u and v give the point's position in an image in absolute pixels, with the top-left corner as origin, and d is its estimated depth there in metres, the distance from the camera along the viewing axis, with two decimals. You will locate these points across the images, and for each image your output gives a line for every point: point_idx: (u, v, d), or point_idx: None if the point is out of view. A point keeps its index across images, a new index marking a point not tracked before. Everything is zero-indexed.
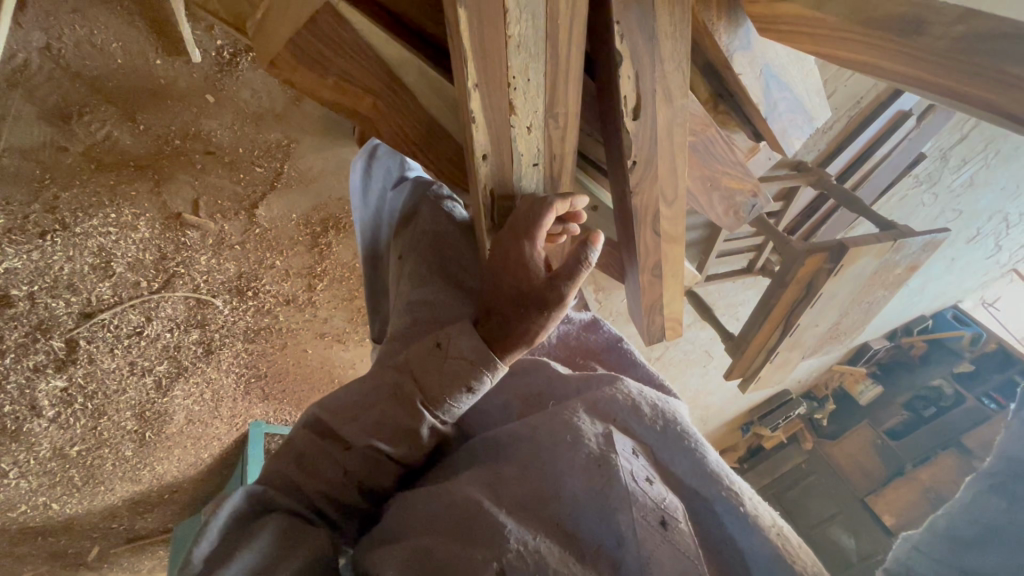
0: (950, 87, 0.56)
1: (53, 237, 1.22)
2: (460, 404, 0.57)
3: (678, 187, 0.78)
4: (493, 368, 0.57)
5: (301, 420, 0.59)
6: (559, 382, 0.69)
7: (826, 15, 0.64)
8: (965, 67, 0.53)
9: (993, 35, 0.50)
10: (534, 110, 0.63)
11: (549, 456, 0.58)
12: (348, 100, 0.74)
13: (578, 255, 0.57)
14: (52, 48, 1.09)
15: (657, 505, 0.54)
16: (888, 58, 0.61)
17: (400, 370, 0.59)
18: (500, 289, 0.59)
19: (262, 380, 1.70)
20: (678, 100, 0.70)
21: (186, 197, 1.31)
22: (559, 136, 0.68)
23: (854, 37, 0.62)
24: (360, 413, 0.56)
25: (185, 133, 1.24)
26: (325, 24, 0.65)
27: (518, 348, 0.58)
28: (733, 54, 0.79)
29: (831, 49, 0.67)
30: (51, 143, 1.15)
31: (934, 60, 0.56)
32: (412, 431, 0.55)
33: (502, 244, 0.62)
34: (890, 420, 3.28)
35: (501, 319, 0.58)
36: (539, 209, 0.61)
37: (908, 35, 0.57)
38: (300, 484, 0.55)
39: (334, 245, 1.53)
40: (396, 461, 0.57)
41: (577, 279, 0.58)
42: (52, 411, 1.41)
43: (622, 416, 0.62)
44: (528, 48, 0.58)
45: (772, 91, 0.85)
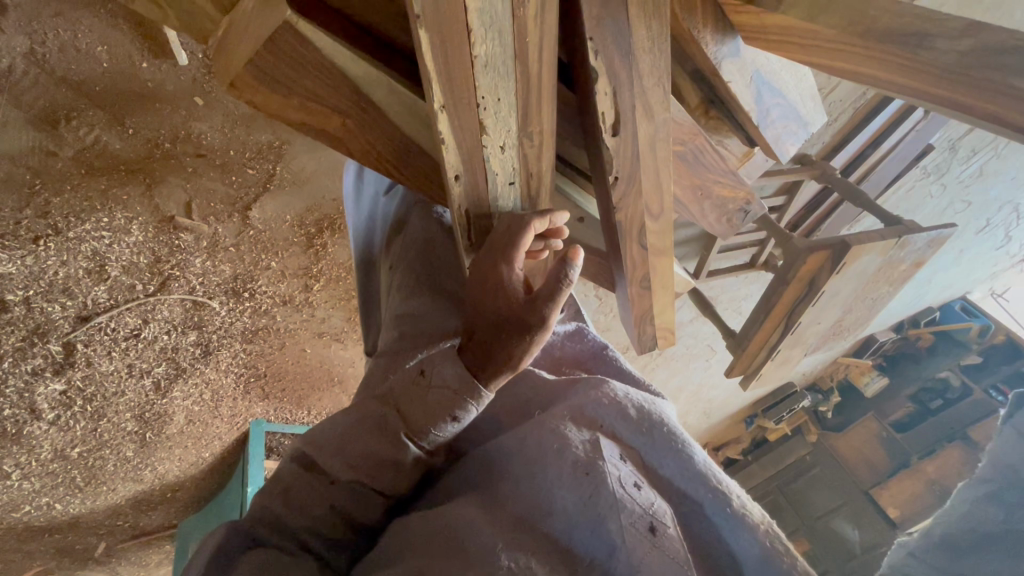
0: (957, 102, 0.53)
1: (47, 242, 1.22)
2: (444, 432, 0.54)
3: (664, 201, 0.76)
4: (478, 396, 0.54)
5: (285, 456, 0.57)
6: (543, 387, 0.67)
7: (821, 27, 0.61)
8: (974, 82, 0.50)
9: (1003, 48, 0.48)
10: (506, 129, 0.62)
11: (538, 467, 0.56)
12: (317, 123, 0.69)
13: (557, 274, 0.53)
14: (36, 53, 1.08)
15: (646, 511, 0.53)
16: (887, 71, 0.58)
17: (383, 399, 0.55)
18: (481, 307, 0.56)
19: (262, 379, 1.70)
20: (660, 114, 0.68)
21: (178, 201, 1.31)
22: (535, 153, 0.66)
23: (850, 49, 0.59)
24: (343, 447, 0.53)
25: (175, 135, 1.23)
26: (286, 43, 0.60)
27: (502, 374, 0.54)
28: (721, 62, 0.76)
29: (826, 60, 0.64)
30: (41, 148, 1.14)
31: (939, 77, 0.53)
32: (385, 463, 0.53)
33: (480, 262, 0.59)
34: (895, 412, 3.28)
35: (481, 342, 0.55)
36: (518, 227, 0.60)
37: (911, 48, 0.54)
38: (277, 518, 0.53)
39: (330, 246, 1.53)
40: (383, 494, 0.55)
41: (560, 298, 0.54)
42: (52, 414, 1.41)
43: (608, 422, 0.60)
44: (495, 68, 0.57)
45: (764, 97, 0.82)
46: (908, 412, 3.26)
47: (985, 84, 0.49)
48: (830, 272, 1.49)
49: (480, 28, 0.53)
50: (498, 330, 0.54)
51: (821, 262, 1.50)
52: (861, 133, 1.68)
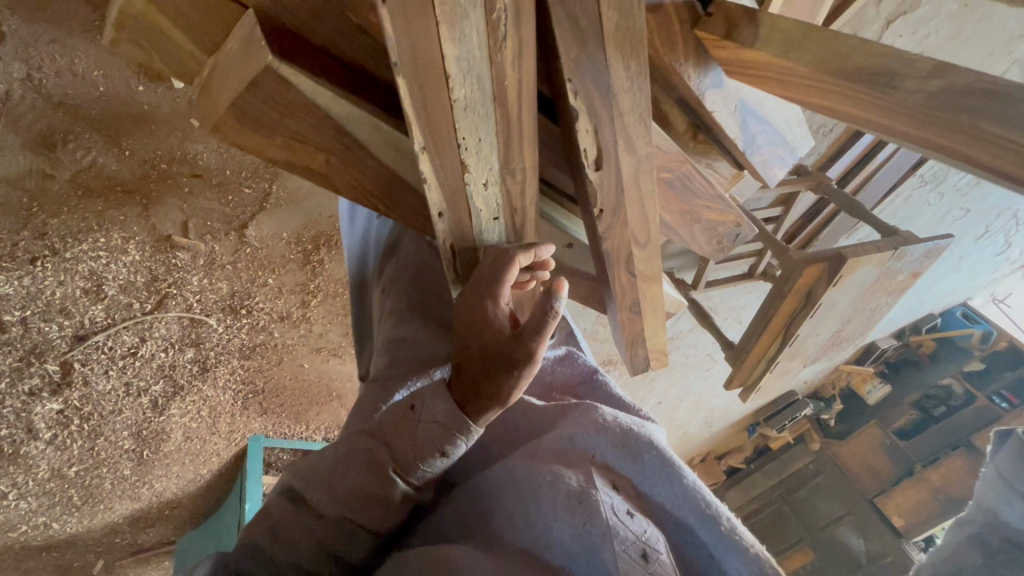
0: (928, 142, 0.52)
1: (44, 263, 1.22)
2: (433, 468, 0.54)
3: (651, 229, 0.76)
4: (467, 432, 0.53)
5: (275, 488, 0.57)
6: (533, 414, 0.66)
7: (794, 63, 0.62)
8: (952, 118, 0.48)
9: (971, 89, 0.47)
10: (488, 167, 0.64)
11: (532, 496, 0.55)
12: (301, 161, 0.71)
13: (542, 307, 0.53)
14: (32, 79, 1.08)
15: (638, 537, 0.53)
16: (860, 108, 0.57)
17: (372, 435, 0.55)
18: (469, 342, 0.56)
19: (260, 395, 1.70)
20: (642, 148, 0.68)
21: (175, 220, 1.32)
22: (519, 189, 0.68)
23: (821, 85, 0.60)
24: (332, 483, 0.53)
25: (172, 156, 1.24)
26: (269, 86, 0.62)
27: (492, 409, 0.53)
28: (704, 92, 0.77)
29: (800, 94, 0.64)
30: (37, 171, 1.15)
31: (911, 115, 0.51)
32: (372, 499, 0.52)
33: (467, 297, 0.59)
34: (898, 420, 3.26)
35: (470, 377, 0.54)
36: (504, 262, 0.60)
37: (881, 88, 0.53)
38: (265, 553, 0.52)
39: (327, 262, 1.55)
40: (370, 531, 0.54)
41: (547, 330, 0.53)
42: (49, 434, 1.41)
43: (600, 450, 0.59)
44: (475, 110, 0.59)
45: (750, 125, 0.82)
46: (911, 420, 3.25)
47: (961, 124, 0.48)
48: (827, 284, 1.49)
49: (458, 73, 0.56)
50: (486, 365, 0.53)
51: (818, 274, 1.50)
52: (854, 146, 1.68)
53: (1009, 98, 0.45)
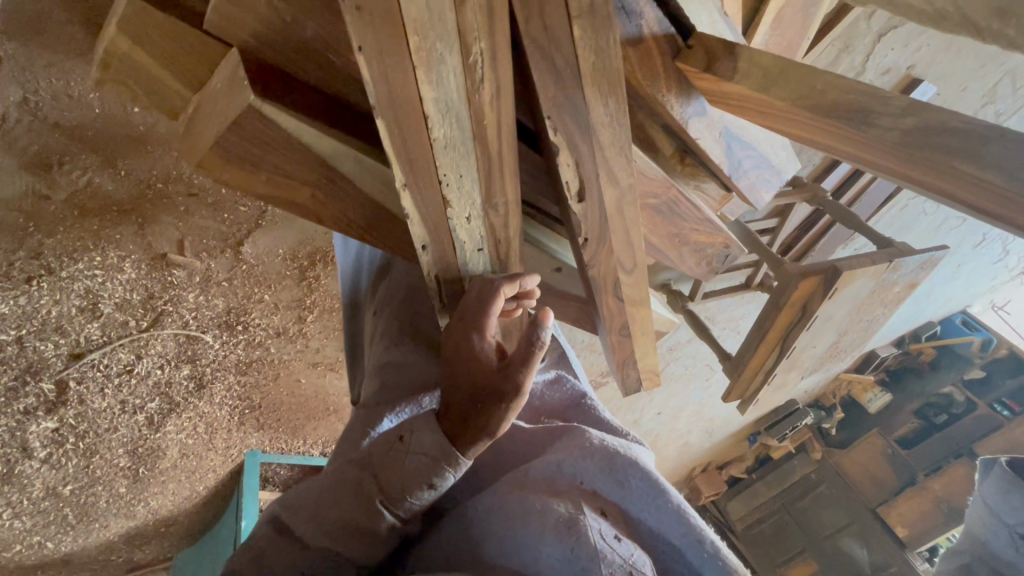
0: (907, 175, 0.52)
1: (40, 282, 1.23)
2: (420, 500, 0.53)
3: (637, 256, 0.77)
4: (456, 463, 0.53)
5: (260, 518, 0.56)
6: (521, 439, 0.66)
7: (773, 98, 0.62)
8: (926, 157, 0.48)
9: (944, 128, 0.47)
10: (470, 203, 0.65)
11: (519, 524, 0.54)
12: (287, 196, 0.72)
13: (529, 338, 0.53)
14: (29, 101, 1.09)
15: (626, 561, 0.52)
16: (838, 141, 0.57)
17: (361, 465, 0.55)
18: (456, 374, 0.56)
19: (256, 411, 1.70)
20: (624, 180, 0.70)
21: (171, 237, 1.32)
22: (502, 222, 0.69)
23: (800, 118, 0.60)
24: (318, 514, 0.53)
25: (167, 176, 1.25)
26: (251, 125, 0.64)
27: (481, 441, 0.53)
28: (688, 121, 0.78)
29: (782, 125, 0.64)
30: (33, 192, 1.16)
31: (888, 152, 0.52)
32: (358, 530, 0.52)
33: (453, 329, 0.59)
34: (901, 429, 3.24)
35: (459, 409, 0.54)
36: (490, 292, 0.60)
37: (855, 125, 0.53)
38: None
39: (323, 277, 1.56)
40: (355, 564, 0.53)
41: (534, 362, 0.53)
42: (44, 452, 1.40)
43: (588, 477, 0.59)
44: (455, 147, 0.61)
45: (736, 151, 0.83)
46: (913, 428, 3.20)
47: (935, 162, 0.48)
48: (823, 297, 1.48)
49: (436, 113, 0.58)
50: (474, 398, 0.54)
51: (814, 287, 1.49)
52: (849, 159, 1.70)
53: (981, 138, 0.45)
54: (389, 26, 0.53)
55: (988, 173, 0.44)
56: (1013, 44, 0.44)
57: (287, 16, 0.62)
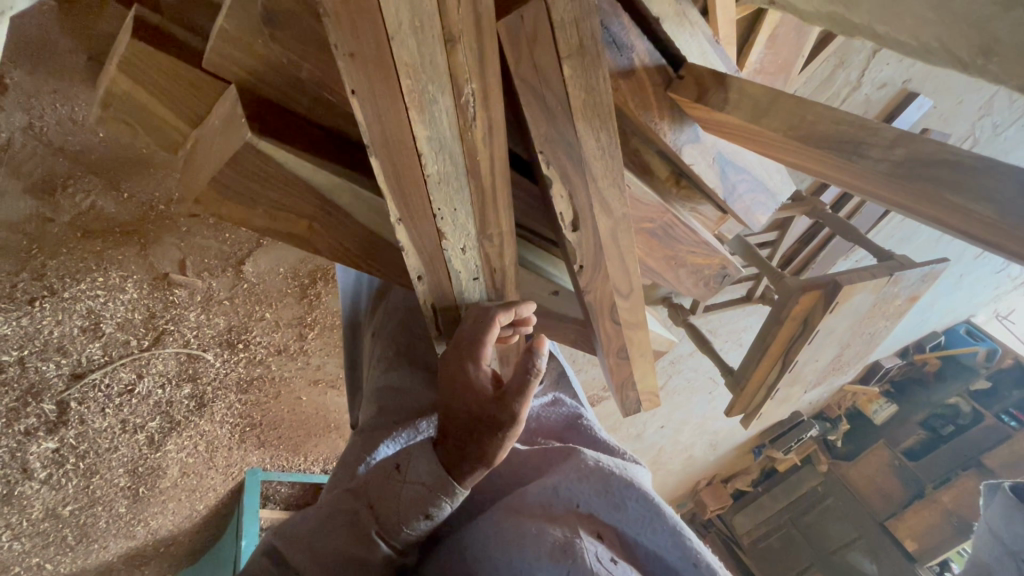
0: (900, 203, 0.52)
1: (42, 304, 1.23)
2: (416, 530, 0.53)
3: (634, 281, 0.77)
4: (451, 493, 0.52)
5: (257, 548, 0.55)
6: (516, 462, 0.65)
7: (765, 128, 0.63)
8: (917, 187, 0.48)
9: (933, 159, 0.47)
10: (465, 234, 0.66)
11: (515, 549, 0.54)
12: (285, 228, 0.72)
13: (524, 365, 0.52)
14: (33, 127, 1.11)
15: None
16: (832, 170, 0.57)
17: (358, 495, 0.55)
18: (452, 407, 0.54)
19: (257, 428, 1.71)
20: (618, 209, 0.70)
21: (172, 258, 1.33)
22: (497, 251, 0.70)
23: (793, 148, 0.60)
24: (314, 544, 0.52)
25: (169, 199, 1.28)
26: (248, 160, 0.64)
27: (478, 471, 0.53)
28: (681, 147, 0.79)
29: (776, 152, 0.65)
30: (37, 215, 1.17)
31: (880, 182, 0.52)
32: (354, 562, 0.52)
33: (447, 360, 0.58)
34: (907, 440, 3.18)
35: (454, 440, 0.53)
36: (485, 322, 0.60)
37: (847, 156, 0.54)
38: None
39: (324, 295, 1.56)
40: None
41: (530, 391, 0.52)
42: (44, 473, 1.39)
43: (584, 500, 0.59)
44: (449, 181, 0.62)
45: (729, 175, 0.83)
46: (919, 440, 3.16)
47: (926, 193, 0.48)
48: (824, 310, 1.47)
49: (430, 150, 0.59)
50: (470, 428, 0.52)
51: (815, 300, 1.48)
52: None
53: (971, 170, 0.45)
54: (381, 69, 0.53)
55: (979, 204, 0.44)
56: (997, 78, 0.49)
57: (284, 56, 0.63)
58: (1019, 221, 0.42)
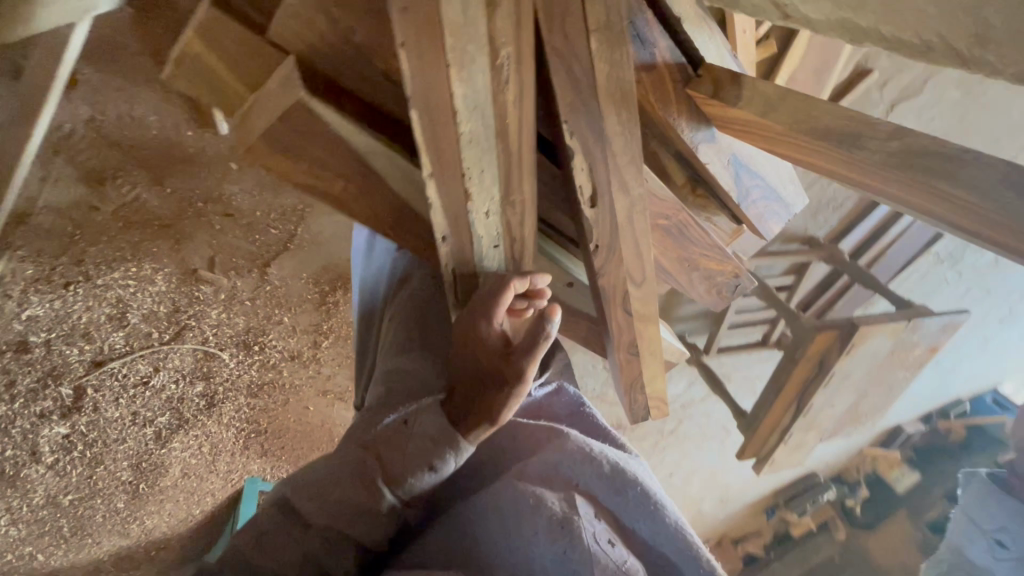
0: (892, 194, 0.54)
1: (76, 288, 1.30)
2: (421, 482, 0.54)
3: (647, 269, 0.79)
4: (457, 448, 0.55)
5: (269, 497, 0.56)
6: (517, 435, 0.64)
7: (773, 122, 0.66)
8: (905, 177, 0.51)
9: (925, 151, 0.49)
10: (490, 198, 0.69)
11: (513, 523, 0.53)
12: (323, 188, 0.76)
13: (536, 330, 0.56)
14: (95, 120, 1.24)
15: (620, 568, 0.52)
16: (832, 163, 0.60)
17: (364, 445, 0.55)
18: (463, 356, 0.62)
19: (262, 436, 1.67)
20: (635, 189, 0.73)
21: (203, 254, 1.39)
22: (519, 219, 0.72)
23: (799, 141, 0.63)
24: (321, 491, 0.53)
25: (208, 196, 1.34)
26: (300, 115, 0.70)
27: (483, 428, 0.55)
28: (699, 145, 0.80)
29: (782, 149, 0.68)
30: (85, 203, 1.26)
31: (876, 173, 0.54)
32: (363, 506, 0.52)
33: (462, 320, 0.64)
34: (930, 512, 3.25)
35: (463, 398, 0.59)
36: (500, 288, 0.62)
37: (847, 148, 0.56)
38: (254, 562, 0.52)
39: (341, 304, 1.59)
40: (354, 542, 0.54)
41: (539, 351, 0.57)
42: (51, 457, 1.43)
43: (584, 480, 0.58)
44: (479, 142, 0.66)
45: (743, 178, 0.85)
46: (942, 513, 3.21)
47: (918, 183, 0.50)
48: (840, 353, 1.47)
49: (464, 108, 0.63)
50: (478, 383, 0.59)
51: (829, 342, 1.49)
52: (866, 221, 1.75)
53: (960, 162, 0.47)
54: (427, 28, 0.60)
55: (964, 193, 0.46)
56: None
57: (337, 24, 0.69)
58: (1002, 209, 0.44)
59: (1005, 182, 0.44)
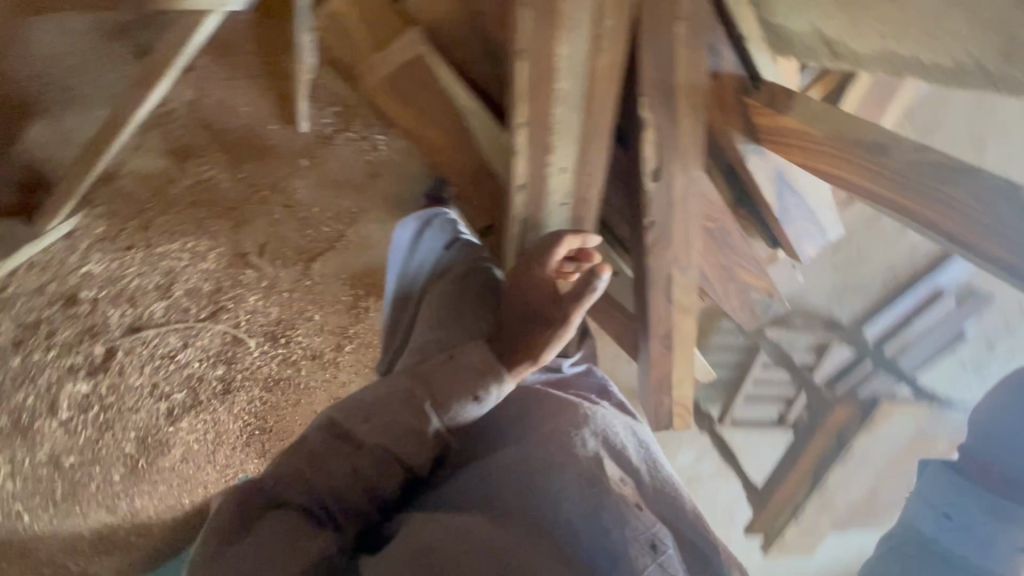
0: (893, 197, 0.75)
1: (136, 252, 1.37)
2: (467, 407, 0.73)
3: (692, 252, 0.99)
4: (500, 380, 0.74)
5: (319, 421, 0.73)
6: (548, 404, 0.76)
7: (813, 131, 0.81)
8: (924, 190, 0.71)
9: (936, 163, 0.70)
10: (567, 158, 0.92)
11: (552, 478, 0.64)
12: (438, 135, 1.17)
13: (586, 280, 0.76)
14: (196, 102, 1.33)
15: (649, 531, 0.61)
16: (856, 167, 0.78)
17: (413, 377, 0.74)
18: (523, 292, 0.82)
19: (265, 435, 1.74)
20: (691, 170, 0.93)
21: (257, 240, 1.46)
22: (586, 182, 0.95)
23: (834, 150, 0.80)
24: (374, 414, 0.71)
25: (274, 186, 1.43)
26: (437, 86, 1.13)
27: (526, 363, 0.76)
28: (748, 157, 0.92)
29: (814, 161, 0.83)
30: (165, 174, 1.35)
31: (892, 178, 0.75)
32: (416, 428, 0.71)
33: (519, 272, 0.84)
34: None
35: (514, 337, 0.79)
36: (554, 243, 0.82)
37: (879, 155, 0.75)
38: (313, 480, 0.68)
39: (371, 310, 1.67)
40: (402, 462, 0.71)
41: (584, 299, 0.77)
42: (66, 415, 1.43)
43: (613, 450, 0.70)
44: (570, 104, 0.86)
45: (785, 196, 0.96)
46: None
47: (926, 187, 0.71)
48: None
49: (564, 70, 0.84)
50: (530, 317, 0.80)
51: None
52: (893, 310, 1.76)
53: (959, 174, 0.69)
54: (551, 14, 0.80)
55: (961, 195, 0.68)
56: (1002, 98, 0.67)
57: None
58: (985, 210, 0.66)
59: (990, 190, 0.66)
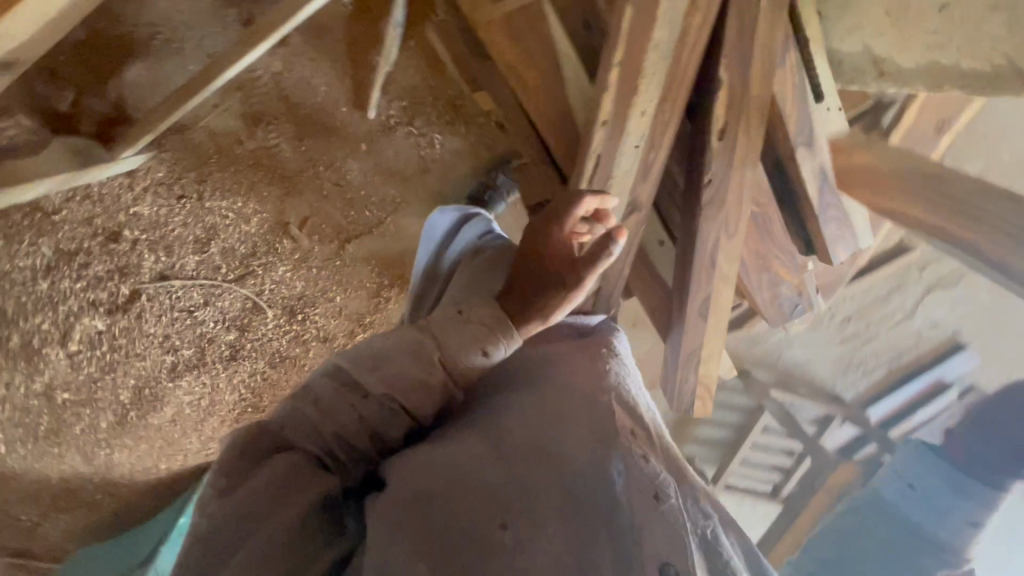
0: (940, 221, 0.93)
1: (185, 203, 1.44)
2: (475, 362, 0.61)
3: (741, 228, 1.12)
4: (510, 338, 0.63)
5: (321, 367, 0.60)
6: (558, 355, 0.69)
7: (884, 164, 1.05)
8: (962, 211, 0.89)
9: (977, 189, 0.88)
10: (648, 102, 1.03)
11: (560, 419, 0.59)
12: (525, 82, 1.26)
13: (603, 244, 0.70)
14: (280, 77, 1.45)
15: (653, 480, 0.56)
16: (908, 198, 1.00)
17: (420, 328, 0.62)
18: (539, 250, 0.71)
19: (255, 415, 1.67)
20: (748, 157, 1.07)
21: (300, 212, 1.54)
22: (660, 134, 1.06)
23: (894, 180, 1.03)
24: (380, 363, 0.59)
25: (330, 165, 1.53)
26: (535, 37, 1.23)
27: (536, 322, 0.66)
28: (799, 149, 1.08)
29: (883, 192, 1.04)
30: (235, 135, 1.45)
31: (939, 203, 0.94)
32: (422, 381, 0.59)
33: (535, 229, 0.73)
34: None
35: (525, 291, 0.67)
36: (571, 203, 0.73)
37: (933, 182, 0.95)
38: (317, 425, 0.57)
39: (391, 303, 1.69)
40: (409, 415, 0.60)
41: (599, 261, 0.70)
42: (75, 348, 1.44)
43: (621, 401, 0.64)
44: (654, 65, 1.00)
45: (826, 197, 1.14)
46: None
47: (967, 206, 0.89)
48: None
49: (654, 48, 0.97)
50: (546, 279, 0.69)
51: None
52: (897, 393, 1.87)
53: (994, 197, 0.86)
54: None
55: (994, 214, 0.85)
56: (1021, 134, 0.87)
57: None
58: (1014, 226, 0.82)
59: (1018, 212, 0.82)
